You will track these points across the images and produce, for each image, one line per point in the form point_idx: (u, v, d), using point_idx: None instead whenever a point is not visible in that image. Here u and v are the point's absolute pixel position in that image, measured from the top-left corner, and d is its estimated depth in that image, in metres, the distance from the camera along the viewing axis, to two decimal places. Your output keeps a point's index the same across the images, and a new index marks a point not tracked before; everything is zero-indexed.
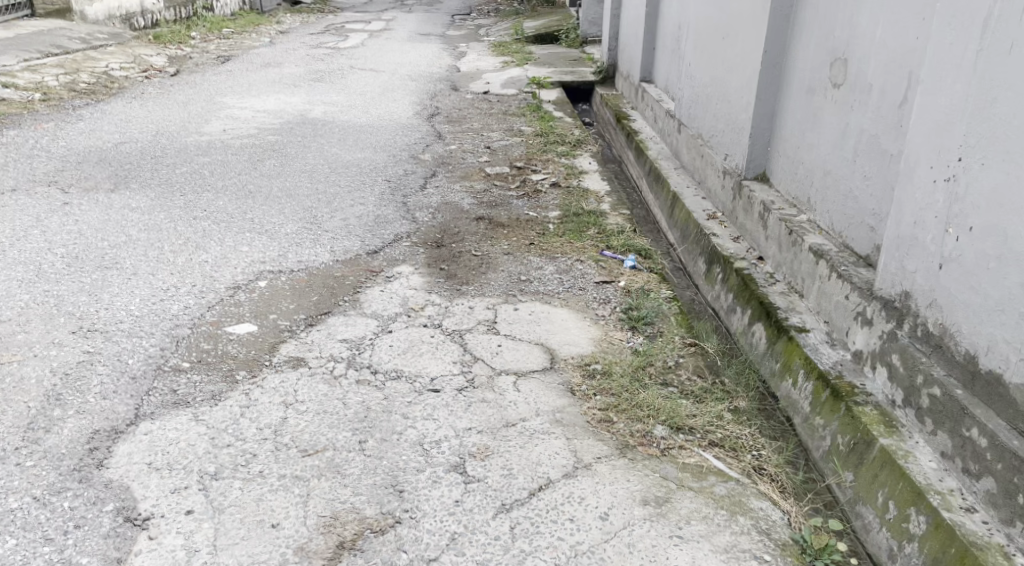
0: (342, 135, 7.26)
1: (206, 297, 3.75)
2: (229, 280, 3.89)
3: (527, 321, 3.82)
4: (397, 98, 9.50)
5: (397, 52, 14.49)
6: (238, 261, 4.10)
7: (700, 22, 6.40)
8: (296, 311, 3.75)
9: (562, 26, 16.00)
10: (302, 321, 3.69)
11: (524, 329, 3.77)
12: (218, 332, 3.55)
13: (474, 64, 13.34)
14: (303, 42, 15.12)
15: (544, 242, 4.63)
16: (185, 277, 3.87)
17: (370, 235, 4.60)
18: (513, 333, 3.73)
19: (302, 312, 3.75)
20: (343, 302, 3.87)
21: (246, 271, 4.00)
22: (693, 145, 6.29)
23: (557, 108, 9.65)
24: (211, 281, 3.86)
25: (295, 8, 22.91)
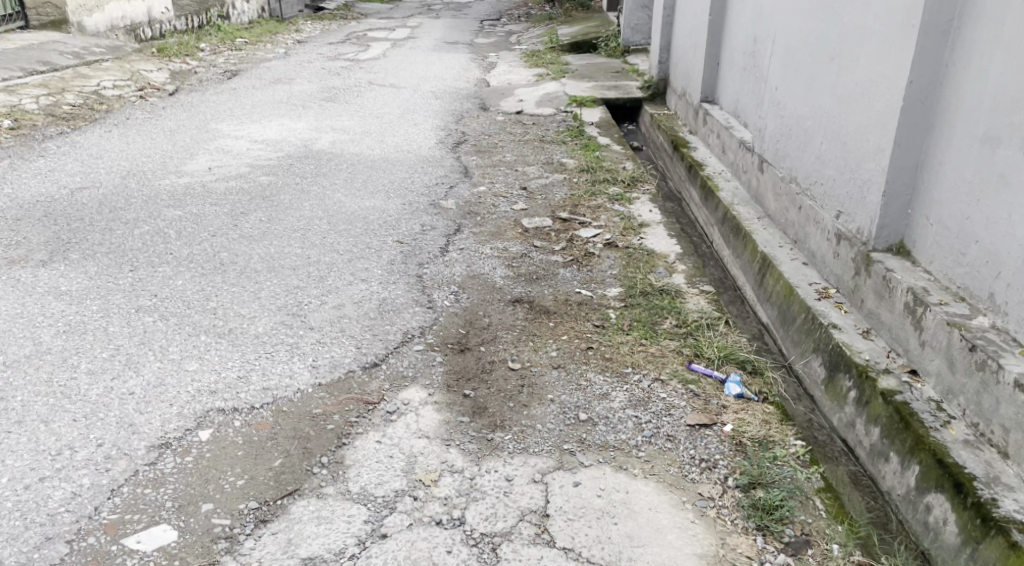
0: (349, 173, 6.09)
1: (111, 473, 2.76)
2: (154, 434, 2.90)
3: (595, 517, 2.73)
4: (419, 121, 8.33)
5: (420, 64, 13.32)
6: (176, 395, 3.05)
7: (791, 36, 5.18)
8: (246, 496, 2.73)
9: (600, 33, 14.77)
10: (249, 518, 2.67)
11: (590, 534, 2.67)
12: (110, 553, 2.54)
13: (505, 76, 12.14)
14: (320, 53, 13.98)
15: (609, 345, 3.46)
16: (91, 430, 2.90)
17: (371, 337, 3.42)
18: (575, 547, 2.63)
19: (252, 499, 2.73)
20: (320, 470, 2.84)
21: (183, 416, 2.97)
22: (783, 190, 5.10)
23: (601, 130, 8.46)
24: (125, 438, 2.87)
25: (318, 15, 21.87)
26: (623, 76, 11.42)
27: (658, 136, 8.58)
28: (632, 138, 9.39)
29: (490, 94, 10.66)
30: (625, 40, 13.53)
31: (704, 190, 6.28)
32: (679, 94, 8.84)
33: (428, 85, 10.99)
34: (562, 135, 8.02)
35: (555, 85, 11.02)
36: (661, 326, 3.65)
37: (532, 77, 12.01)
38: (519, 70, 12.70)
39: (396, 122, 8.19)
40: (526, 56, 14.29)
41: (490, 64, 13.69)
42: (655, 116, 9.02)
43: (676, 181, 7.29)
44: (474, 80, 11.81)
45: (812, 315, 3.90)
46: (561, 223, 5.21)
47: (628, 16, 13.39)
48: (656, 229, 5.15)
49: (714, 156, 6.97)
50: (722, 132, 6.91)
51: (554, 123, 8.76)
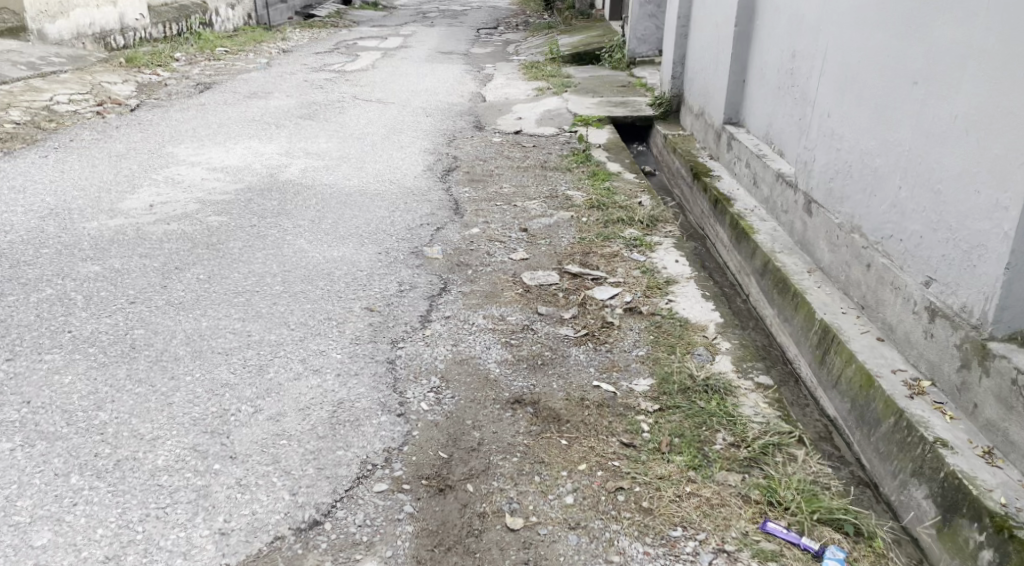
0: (318, 210, 5.16)
1: None
2: None
3: None
4: (405, 144, 7.41)
5: (412, 76, 12.39)
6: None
7: (848, 57, 4.35)
8: None
9: (603, 43, 13.90)
10: None
11: None
12: None
13: (502, 90, 11.22)
14: (304, 64, 13.04)
15: (643, 498, 2.70)
16: None
17: (308, 486, 2.70)
18: None
19: None
20: None
21: None
22: (840, 240, 4.20)
23: (610, 153, 7.55)
24: None
25: (308, 23, 20.98)
26: (631, 90, 10.53)
27: (674, 160, 7.66)
28: (644, 163, 8.47)
29: (486, 110, 9.74)
30: (632, 50, 12.63)
31: (736, 232, 5.37)
32: (697, 113, 7.94)
33: (418, 100, 10.06)
34: (568, 160, 7.09)
35: (557, 100, 10.11)
36: (709, 457, 2.85)
37: (531, 90, 11.10)
38: (518, 83, 11.80)
39: (380, 145, 7.27)
40: (526, 67, 13.38)
41: (486, 76, 12.78)
42: (670, 137, 8.10)
43: (700, 217, 6.37)
44: (469, 94, 10.89)
45: (900, 421, 3.03)
46: (570, 278, 4.27)
47: (635, 25, 12.49)
48: (686, 285, 4.20)
49: (745, 189, 6.06)
50: (753, 162, 6.00)
51: (557, 144, 7.86)
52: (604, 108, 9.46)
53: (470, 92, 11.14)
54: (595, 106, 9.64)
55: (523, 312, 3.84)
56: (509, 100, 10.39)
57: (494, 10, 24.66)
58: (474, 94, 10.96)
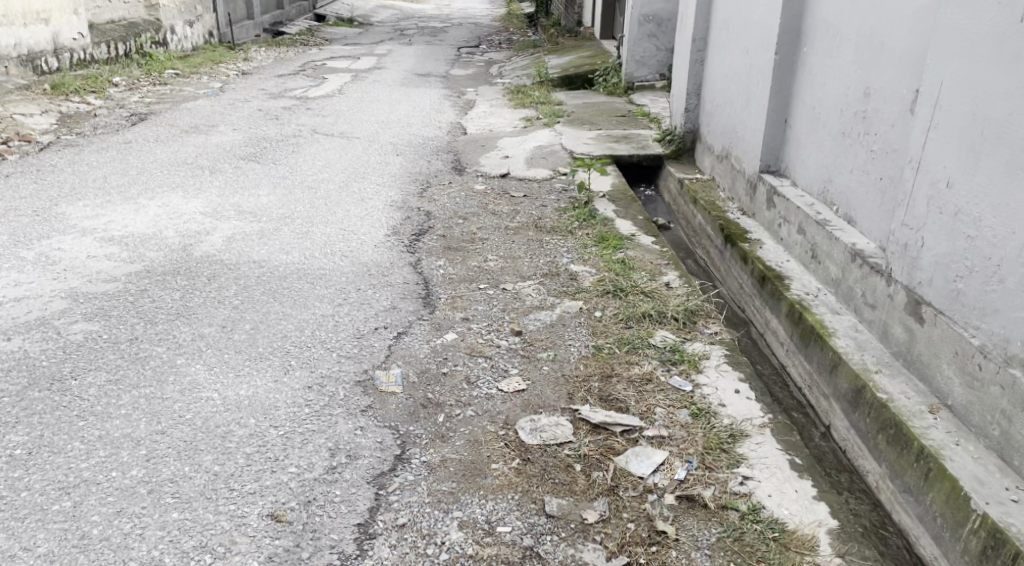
0: (236, 305, 3.82)
1: None
2: None
3: None
4: (367, 195, 6.08)
5: (384, 103, 11.04)
6: None
7: (990, 104, 3.03)
8: None
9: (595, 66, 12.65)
10: None
11: None
12: None
13: (484, 121, 9.89)
14: (262, 89, 11.67)
15: None
16: None
17: None
18: None
19: None
20: None
21: None
22: (985, 376, 2.94)
23: (617, 203, 6.23)
24: None
25: (276, 41, 19.61)
26: (632, 121, 9.23)
27: (695, 213, 6.33)
28: (655, 211, 7.15)
29: (466, 147, 8.41)
30: (629, 75, 11.34)
31: (799, 329, 4.05)
32: (720, 156, 6.65)
33: (387, 134, 8.72)
34: (568, 217, 5.79)
35: (548, 133, 8.79)
36: None
37: (518, 121, 9.79)
38: (502, 111, 10.47)
39: (334, 198, 5.93)
40: (510, 93, 12.05)
41: (466, 103, 11.44)
42: (687, 183, 6.79)
43: (737, 294, 5.05)
44: (447, 125, 9.56)
45: None
46: (588, 430, 2.99)
47: (632, 46, 11.19)
48: (758, 443, 2.91)
49: (798, 262, 4.76)
50: (809, 228, 4.70)
51: (552, 192, 6.54)
52: (604, 144, 8.14)
53: (448, 122, 9.80)
54: (592, 141, 8.33)
55: (523, 522, 2.62)
56: (493, 133, 9.07)
57: (475, 28, 23.35)
58: (453, 125, 9.63)
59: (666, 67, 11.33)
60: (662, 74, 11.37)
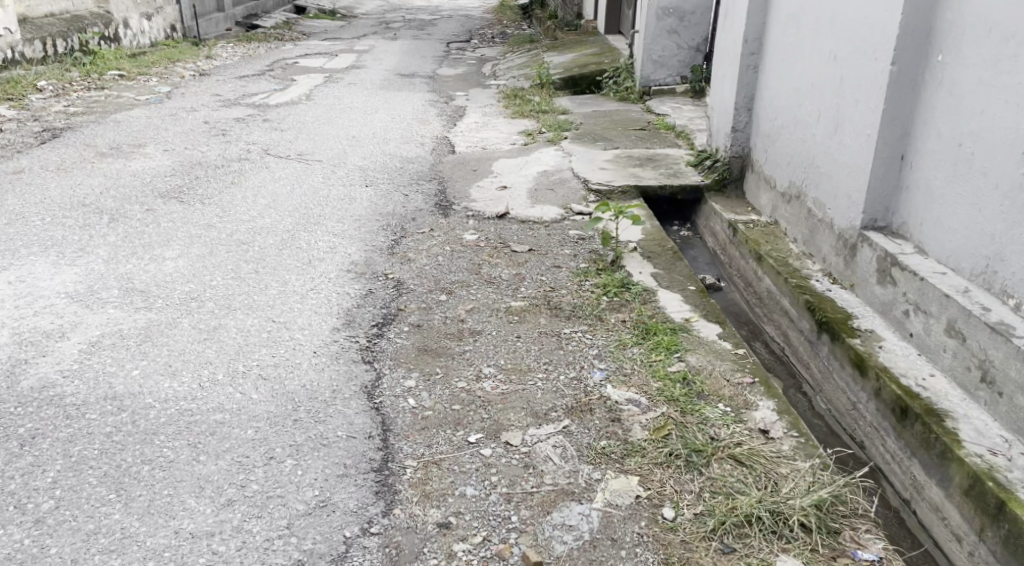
0: (41, 512, 2.51)
1: None
2: None
3: None
4: (316, 256, 4.51)
5: (358, 111, 9.43)
6: None
7: None
8: None
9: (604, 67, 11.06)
10: None
11: None
12: None
13: (476, 134, 8.28)
14: (216, 94, 10.03)
15: None
16: None
17: None
18: None
19: None
20: None
21: None
22: None
23: (656, 261, 4.64)
24: None
25: (248, 36, 17.95)
26: (657, 139, 7.62)
27: (759, 272, 4.70)
28: (698, 264, 5.51)
29: (454, 173, 6.81)
30: (645, 77, 9.70)
31: (1002, 530, 2.58)
32: (790, 198, 5.03)
33: (356, 155, 7.12)
34: (592, 289, 4.22)
35: (554, 154, 7.18)
36: None
37: (516, 135, 8.17)
38: (496, 122, 8.86)
39: (270, 262, 4.36)
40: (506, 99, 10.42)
41: (455, 111, 9.82)
42: (742, 230, 5.15)
43: (854, 421, 3.43)
44: (431, 142, 7.94)
45: None
46: None
47: (648, 44, 9.55)
48: None
49: (950, 382, 3.18)
50: (971, 333, 3.11)
51: (565, 243, 4.97)
52: (626, 170, 6.54)
53: (433, 136, 8.18)
54: (610, 165, 6.73)
55: None
56: (486, 153, 7.46)
57: (466, 20, 21.69)
58: (438, 141, 8.01)
59: (687, 68, 9.70)
60: (684, 77, 9.74)
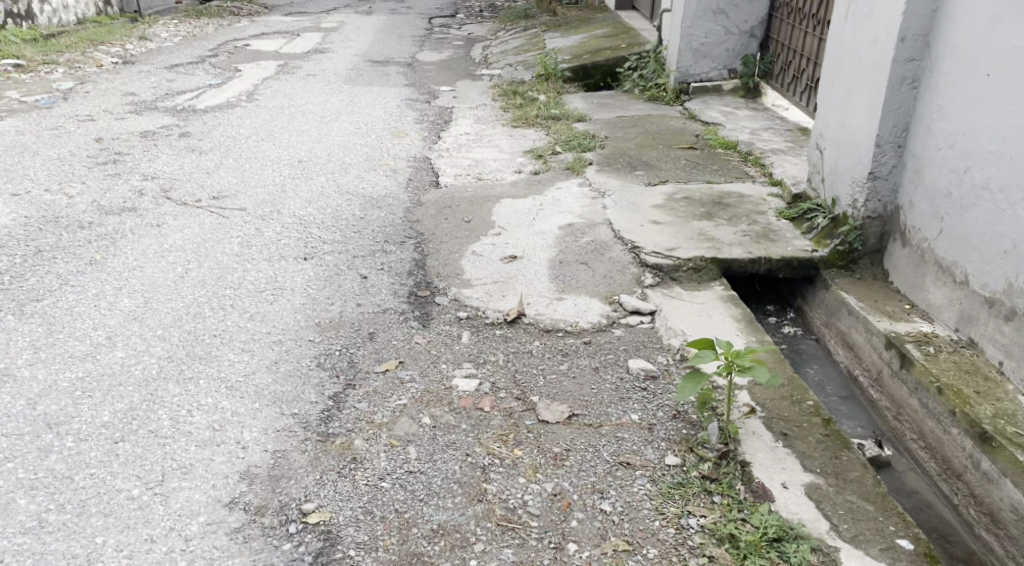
0: None
1: None
2: None
3: None
4: (178, 460, 2.51)
5: (312, 121, 7.35)
6: None
7: None
8: None
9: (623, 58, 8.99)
10: None
11: None
12: None
13: (466, 155, 6.41)
14: (131, 97, 7.91)
15: None
16: None
17: None
18: None
19: None
20: None
21: None
22: None
23: (802, 449, 2.58)
24: None
25: (198, 10, 15.71)
26: (720, 168, 5.55)
27: (986, 465, 2.68)
28: (827, 401, 3.42)
29: (437, 231, 4.75)
30: (682, 70, 7.60)
31: None
32: (1008, 312, 2.98)
33: (297, 201, 5.06)
34: (707, 547, 2.28)
35: (579, 199, 5.12)
36: None
37: (519, 161, 6.14)
38: (492, 140, 6.80)
39: (82, 490, 2.41)
40: (504, 102, 8.34)
41: (438, 119, 7.74)
42: (921, 364, 3.04)
43: None
44: (405, 176, 5.88)
45: None
46: None
47: (688, 28, 7.44)
48: None
49: None
50: None
51: (628, 398, 2.92)
52: (692, 227, 4.46)
53: (410, 166, 6.12)
54: (666, 217, 4.66)
55: None
56: (484, 196, 5.40)
57: None
58: (416, 174, 5.95)
59: (737, 58, 7.59)
60: (732, 69, 7.63)
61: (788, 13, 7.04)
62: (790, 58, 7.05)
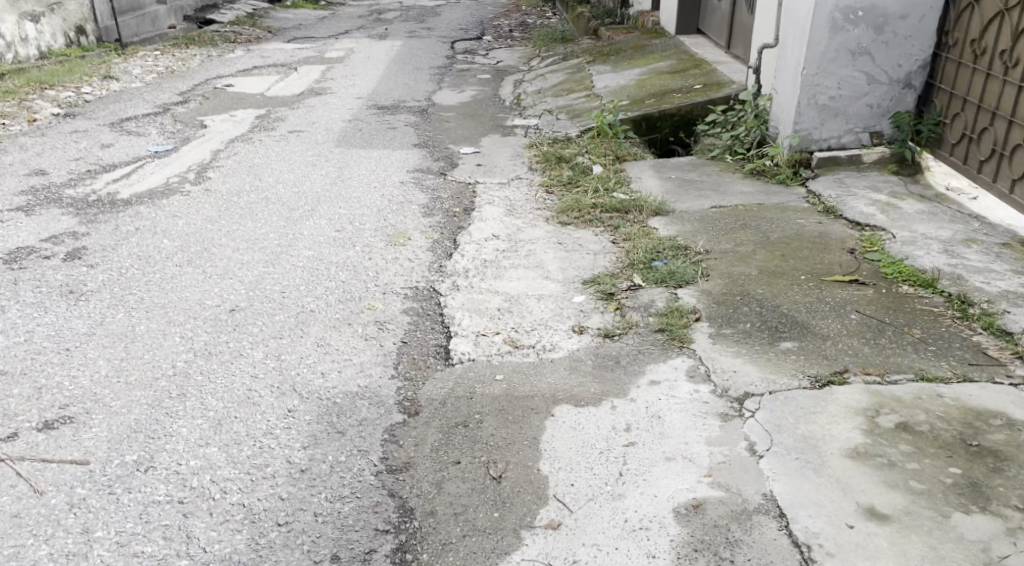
0: None
1: None
2: None
3: None
4: None
5: (276, 215, 5.16)
6: None
7: None
8: None
9: (713, 113, 6.72)
10: None
11: None
12: None
13: (496, 283, 4.19)
14: (38, 180, 5.79)
15: None
16: None
17: None
18: None
19: None
20: None
21: None
22: None
23: None
24: None
25: (188, 35, 13.68)
26: (928, 338, 3.26)
27: None
28: None
29: (439, 519, 2.51)
30: (803, 133, 5.29)
31: None
32: None
33: (188, 436, 2.85)
34: None
35: (695, 426, 2.83)
36: None
37: (580, 302, 3.89)
38: (533, 255, 4.55)
39: None
40: (546, 175, 6.09)
41: (456, 205, 5.52)
42: None
43: None
44: (395, 342, 3.64)
45: None
46: None
47: (815, 76, 5.13)
48: None
49: None
50: None
51: None
52: (963, 545, 2.26)
53: (408, 315, 3.89)
54: (891, 496, 2.42)
55: None
56: (521, 395, 3.12)
57: (475, 6, 17.31)
58: (412, 335, 3.70)
59: (884, 116, 5.27)
60: (876, 132, 5.30)
61: (974, 54, 4.74)
62: (975, 118, 4.73)
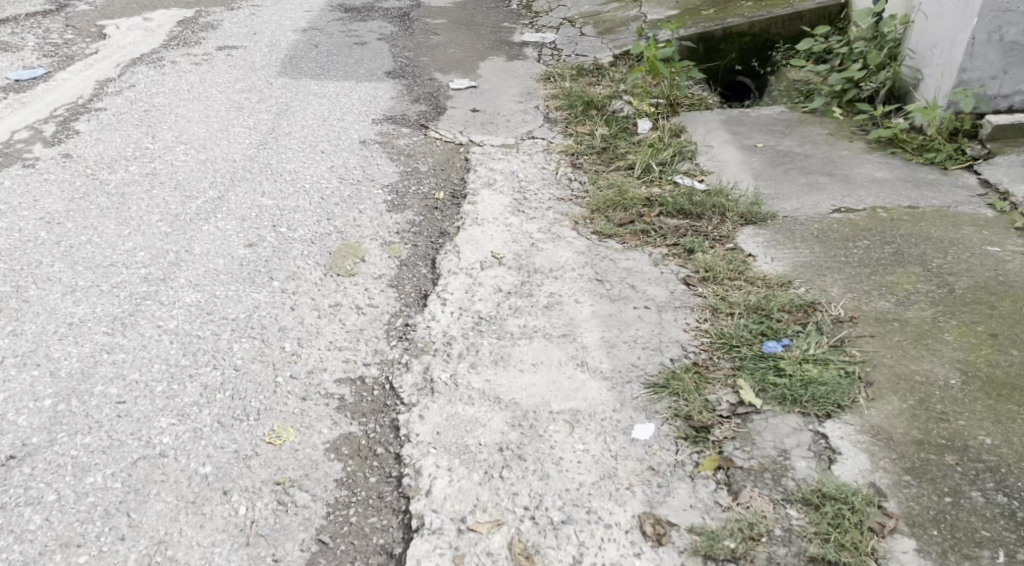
0: None
1: None
2: None
3: None
4: None
5: (157, 209, 3.29)
6: None
7: None
8: None
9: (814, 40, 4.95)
10: None
11: None
12: None
13: (495, 377, 2.50)
14: None
15: None
16: None
17: None
18: None
19: None
20: None
21: None
22: None
23: None
24: None
25: None
26: None
27: None
28: None
29: None
30: (974, 88, 3.79)
31: None
32: None
33: None
34: None
35: None
36: None
37: (642, 439, 2.22)
38: (558, 315, 2.82)
39: None
40: (571, 137, 4.27)
41: (439, 189, 3.73)
42: None
43: None
44: (302, 555, 1.98)
45: None
46: None
47: None
48: None
49: None
50: None
51: None
52: None
53: (339, 464, 2.19)
54: None
55: None
56: None
57: None
58: (341, 530, 2.04)
59: None
60: None
61: None
62: None
